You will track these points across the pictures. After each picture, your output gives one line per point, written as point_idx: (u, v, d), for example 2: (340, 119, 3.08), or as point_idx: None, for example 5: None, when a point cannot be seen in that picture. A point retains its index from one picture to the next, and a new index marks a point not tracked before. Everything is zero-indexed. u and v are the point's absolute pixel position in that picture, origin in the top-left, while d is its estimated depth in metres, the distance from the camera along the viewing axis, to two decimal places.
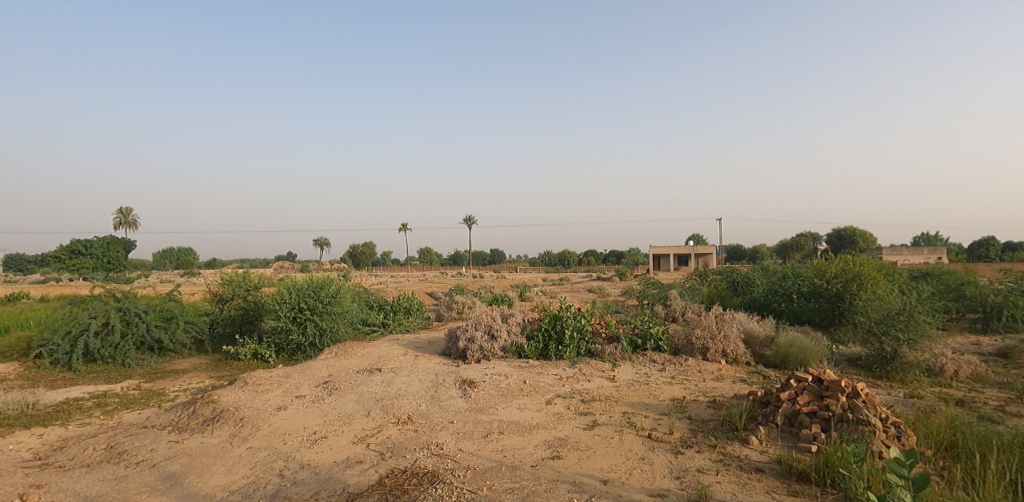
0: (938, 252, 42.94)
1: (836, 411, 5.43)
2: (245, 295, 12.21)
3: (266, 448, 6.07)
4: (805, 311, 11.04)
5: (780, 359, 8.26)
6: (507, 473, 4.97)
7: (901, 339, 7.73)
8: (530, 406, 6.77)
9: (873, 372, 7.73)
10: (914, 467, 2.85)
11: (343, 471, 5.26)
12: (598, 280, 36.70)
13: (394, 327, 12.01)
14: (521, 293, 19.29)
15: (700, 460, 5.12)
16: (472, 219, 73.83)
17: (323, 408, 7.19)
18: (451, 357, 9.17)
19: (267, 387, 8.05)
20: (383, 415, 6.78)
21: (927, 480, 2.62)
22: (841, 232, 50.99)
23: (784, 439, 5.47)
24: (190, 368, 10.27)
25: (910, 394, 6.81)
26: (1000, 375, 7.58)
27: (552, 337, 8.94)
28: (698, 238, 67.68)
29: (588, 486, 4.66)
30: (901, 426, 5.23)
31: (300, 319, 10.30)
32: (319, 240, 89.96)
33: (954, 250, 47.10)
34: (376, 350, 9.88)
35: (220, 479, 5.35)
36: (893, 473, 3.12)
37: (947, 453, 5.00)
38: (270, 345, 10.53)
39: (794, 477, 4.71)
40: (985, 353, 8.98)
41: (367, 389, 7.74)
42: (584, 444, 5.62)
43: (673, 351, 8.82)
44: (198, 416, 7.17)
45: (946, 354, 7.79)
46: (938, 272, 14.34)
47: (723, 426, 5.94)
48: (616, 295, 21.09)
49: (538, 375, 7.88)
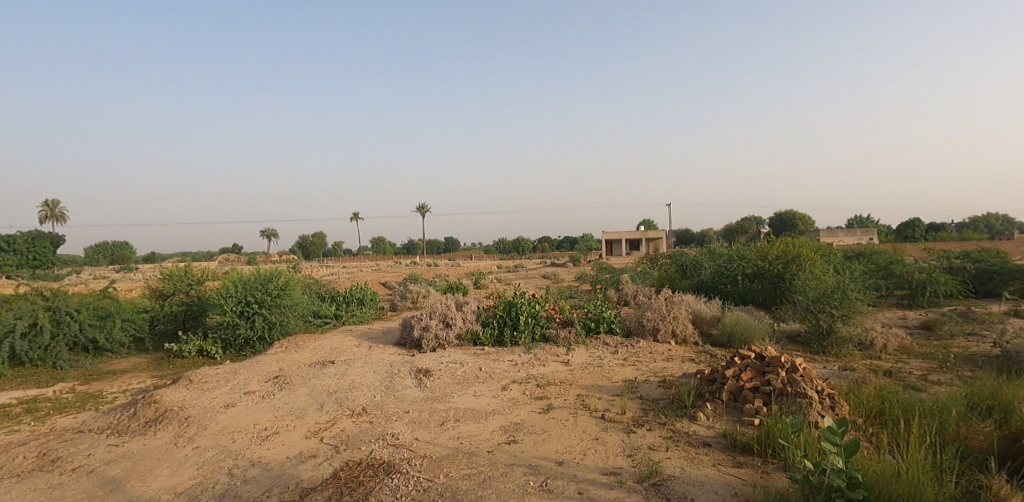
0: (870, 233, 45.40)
1: (777, 385, 5.73)
2: (187, 290, 11.62)
3: (214, 447, 5.85)
4: (749, 292, 11.53)
5: (726, 338, 8.58)
6: (463, 459, 5.00)
7: (836, 315, 8.15)
8: (486, 393, 6.79)
9: (811, 347, 8.17)
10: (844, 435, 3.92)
11: (297, 466, 5.15)
12: (553, 266, 37.19)
13: (348, 318, 11.75)
14: (476, 280, 19.24)
15: (650, 437, 5.29)
16: (424, 207, 72.27)
17: (274, 404, 6.98)
18: (406, 346, 9.06)
19: (213, 384, 7.76)
20: (337, 407, 6.65)
21: (858, 446, 3.78)
22: (781, 217, 53.77)
23: (729, 414, 5.75)
24: (130, 368, 9.72)
25: (844, 367, 7.21)
26: (924, 346, 8.14)
27: (507, 323, 8.98)
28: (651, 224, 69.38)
29: (543, 467, 4.76)
30: (835, 397, 5.61)
31: (247, 312, 9.91)
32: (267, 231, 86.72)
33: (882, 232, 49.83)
34: (329, 342, 9.65)
35: (165, 482, 5.14)
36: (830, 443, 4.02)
37: (875, 420, 5.38)
38: (217, 340, 10.09)
39: (738, 450, 4.97)
40: (910, 326, 9.64)
41: (320, 382, 7.56)
42: (539, 427, 5.70)
43: (625, 333, 9.03)
44: (140, 417, 6.83)
45: (876, 328, 8.28)
46: (870, 251, 15.23)
47: (673, 404, 6.16)
48: (569, 280, 21.46)
49: (494, 362, 7.90)
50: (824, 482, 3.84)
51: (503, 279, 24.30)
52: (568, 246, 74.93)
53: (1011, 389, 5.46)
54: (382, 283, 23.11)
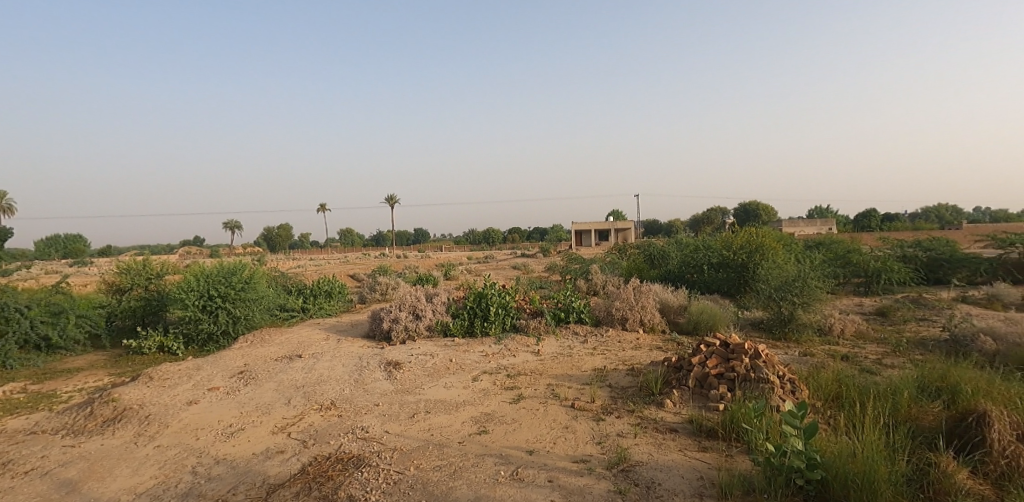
0: (829, 222, 47.09)
1: (741, 371, 5.88)
2: (146, 284, 11.21)
3: (176, 445, 5.68)
4: (715, 281, 11.79)
5: (692, 326, 8.76)
6: (434, 451, 4.98)
7: (797, 302, 8.41)
8: (457, 384, 6.77)
9: (773, 334, 8.42)
10: (803, 417, 4.14)
11: (263, 462, 5.05)
12: (524, 256, 37.35)
13: (315, 312, 11.55)
14: (446, 271, 19.17)
15: (619, 424, 5.37)
16: (393, 198, 71.22)
17: (240, 400, 6.82)
18: (376, 339, 8.97)
19: (175, 381, 7.53)
20: (305, 402, 6.53)
21: (816, 428, 3.99)
22: (745, 210, 55.19)
23: (695, 400, 5.89)
24: (85, 366, 9.34)
25: (804, 352, 7.46)
26: (878, 332, 8.48)
27: (478, 314, 8.97)
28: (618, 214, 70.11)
29: (514, 457, 4.78)
30: (795, 382, 5.80)
31: (210, 307, 9.63)
32: (231, 223, 84.25)
33: (841, 222, 51.63)
34: (296, 335, 9.47)
35: (125, 482, 4.96)
36: (787, 425, 4.22)
37: (833, 403, 5.59)
38: (179, 336, 9.78)
39: (703, 434, 5.10)
40: (867, 312, 10.04)
41: (287, 376, 7.42)
42: (510, 417, 5.73)
43: (595, 322, 9.13)
44: (97, 417, 6.58)
45: (834, 314, 8.58)
46: (829, 241, 15.77)
47: (641, 391, 6.27)
48: (539, 271, 21.58)
49: (464, 353, 7.88)
50: (784, 463, 3.99)
51: (473, 270, 24.26)
52: (538, 237, 75.23)
53: (957, 371, 5.75)
54: (351, 275, 22.75)
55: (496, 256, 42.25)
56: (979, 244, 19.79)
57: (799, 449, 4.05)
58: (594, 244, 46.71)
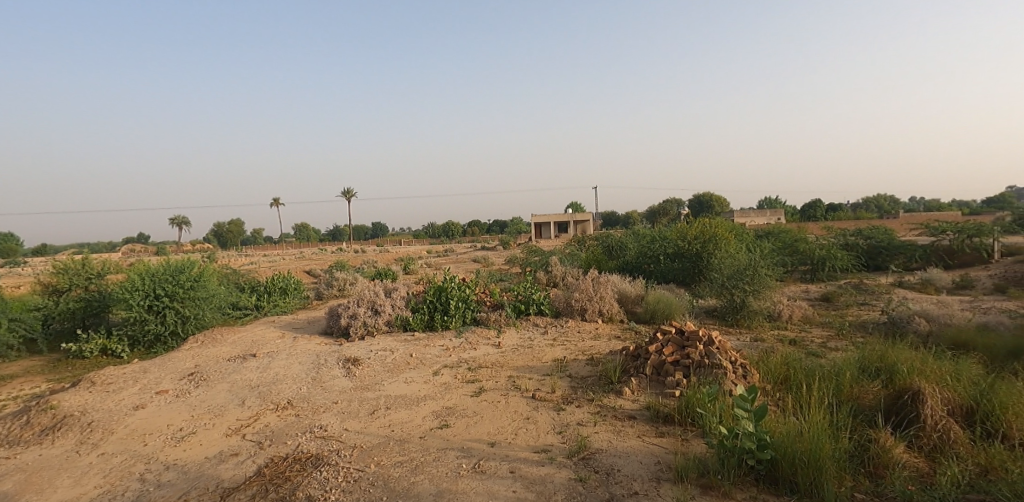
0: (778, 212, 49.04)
1: (695, 358, 6.06)
2: (86, 285, 10.63)
3: (123, 452, 5.42)
4: (671, 271, 12.11)
5: (649, 315, 8.96)
6: (395, 447, 4.93)
7: (748, 290, 8.72)
8: (417, 379, 6.72)
9: (726, 321, 8.72)
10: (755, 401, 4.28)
11: (217, 466, 4.88)
12: (485, 249, 37.36)
13: (270, 309, 11.23)
14: (406, 266, 18.99)
15: (579, 414, 5.45)
16: (349, 192, 69.49)
17: (190, 402, 6.56)
18: (334, 335, 8.79)
19: (120, 386, 7.18)
20: (260, 402, 6.35)
21: (766, 410, 4.15)
22: (700, 199, 56.93)
23: (652, 387, 6.04)
24: (19, 372, 8.78)
25: (755, 338, 7.76)
26: (823, 316, 8.90)
27: (438, 308, 8.91)
28: (575, 206, 70.74)
29: (476, 450, 4.79)
30: (747, 366, 6.02)
31: (157, 307, 9.22)
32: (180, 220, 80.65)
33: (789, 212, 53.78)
34: (250, 334, 9.19)
35: (66, 493, 4.70)
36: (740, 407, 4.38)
37: (781, 386, 5.84)
38: (123, 338, 9.32)
39: (660, 420, 5.23)
40: (813, 298, 10.52)
41: (240, 377, 7.19)
42: (471, 410, 5.72)
43: (555, 314, 9.23)
44: (33, 426, 6.20)
45: (783, 301, 8.95)
46: (778, 230, 16.43)
47: (600, 380, 6.38)
48: (500, 263, 21.64)
49: (425, 347, 7.83)
50: (736, 445, 4.14)
51: (433, 264, 24.11)
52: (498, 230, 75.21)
53: (894, 351, 6.08)
54: (308, 271, 22.19)
55: (458, 249, 42.00)
56: (913, 232, 21.01)
57: (750, 431, 4.20)
58: (555, 236, 47.13)
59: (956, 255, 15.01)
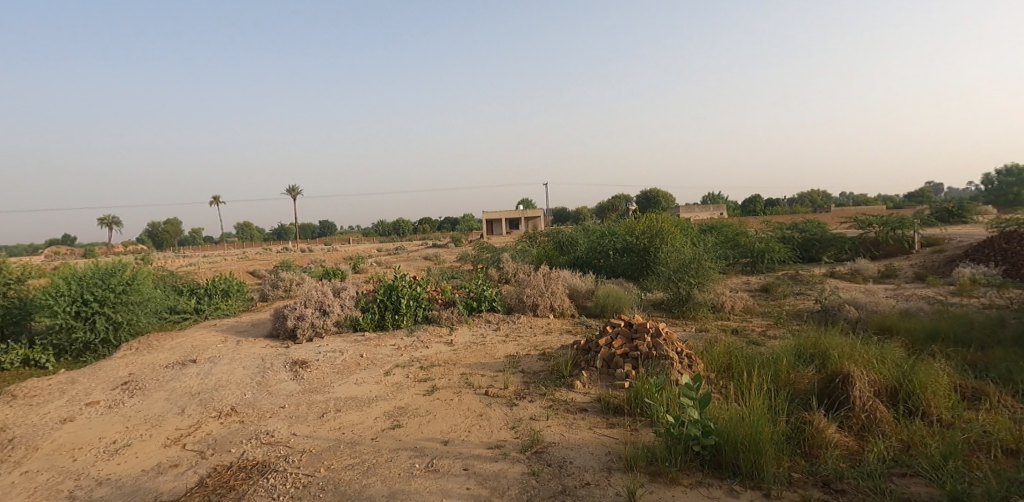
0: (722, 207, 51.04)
1: (643, 350, 6.23)
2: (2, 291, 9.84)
3: (49, 469, 5.07)
4: (620, 265, 12.40)
5: (600, 309, 9.15)
6: (346, 449, 4.84)
7: (693, 282, 9.04)
8: (368, 380, 6.61)
9: (673, 313, 9.02)
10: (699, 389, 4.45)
11: (155, 478, 4.64)
12: (436, 246, 37.06)
13: (211, 313, 10.76)
14: (355, 265, 18.60)
15: (532, 408, 5.51)
16: (295, 190, 67.27)
17: (125, 413, 6.21)
18: (280, 338, 8.52)
19: (45, 398, 6.70)
20: (201, 410, 6.08)
21: (710, 397, 4.33)
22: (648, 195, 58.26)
23: (602, 379, 6.17)
24: None
25: (699, 328, 8.06)
26: (762, 306, 9.36)
27: (388, 307, 8.79)
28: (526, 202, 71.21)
29: (429, 448, 4.76)
30: (691, 356, 6.25)
31: (85, 313, 8.65)
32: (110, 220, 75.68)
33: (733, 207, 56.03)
34: (190, 339, 8.78)
35: None
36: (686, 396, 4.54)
37: (724, 373, 6.09)
38: (47, 347, 8.70)
39: (611, 412, 5.35)
40: (753, 289, 11.03)
41: (180, 384, 6.86)
42: (424, 409, 5.68)
43: (507, 310, 9.28)
44: None
45: (725, 292, 9.34)
46: (721, 225, 17.12)
47: (552, 375, 6.47)
48: (451, 261, 21.53)
49: (375, 347, 7.71)
50: (682, 433, 4.29)
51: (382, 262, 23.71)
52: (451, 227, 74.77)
53: (826, 337, 6.46)
54: (251, 272, 21.35)
55: (409, 247, 41.44)
56: (844, 226, 22.33)
57: (695, 418, 4.36)
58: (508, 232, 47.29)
59: (881, 246, 16.07)
